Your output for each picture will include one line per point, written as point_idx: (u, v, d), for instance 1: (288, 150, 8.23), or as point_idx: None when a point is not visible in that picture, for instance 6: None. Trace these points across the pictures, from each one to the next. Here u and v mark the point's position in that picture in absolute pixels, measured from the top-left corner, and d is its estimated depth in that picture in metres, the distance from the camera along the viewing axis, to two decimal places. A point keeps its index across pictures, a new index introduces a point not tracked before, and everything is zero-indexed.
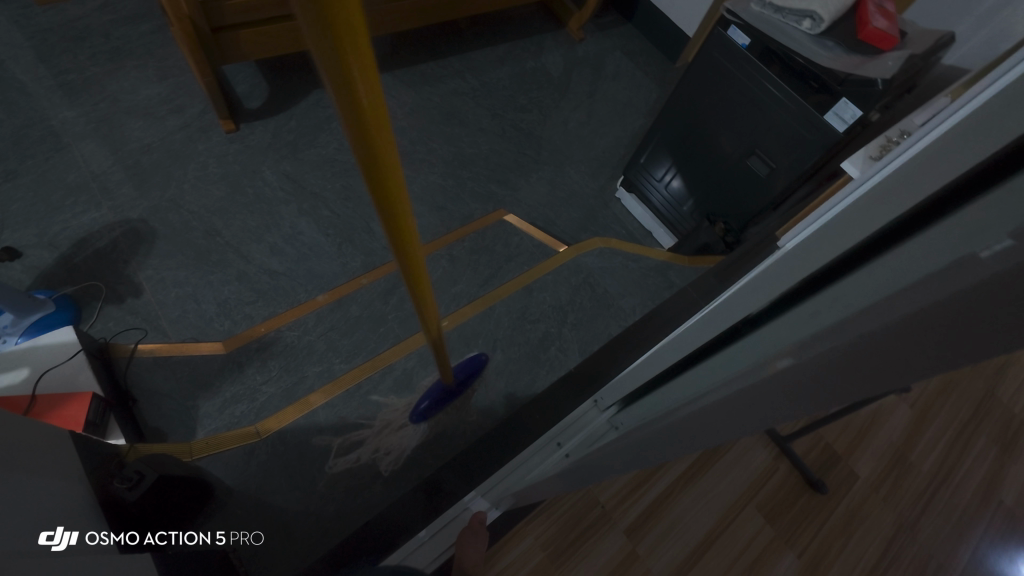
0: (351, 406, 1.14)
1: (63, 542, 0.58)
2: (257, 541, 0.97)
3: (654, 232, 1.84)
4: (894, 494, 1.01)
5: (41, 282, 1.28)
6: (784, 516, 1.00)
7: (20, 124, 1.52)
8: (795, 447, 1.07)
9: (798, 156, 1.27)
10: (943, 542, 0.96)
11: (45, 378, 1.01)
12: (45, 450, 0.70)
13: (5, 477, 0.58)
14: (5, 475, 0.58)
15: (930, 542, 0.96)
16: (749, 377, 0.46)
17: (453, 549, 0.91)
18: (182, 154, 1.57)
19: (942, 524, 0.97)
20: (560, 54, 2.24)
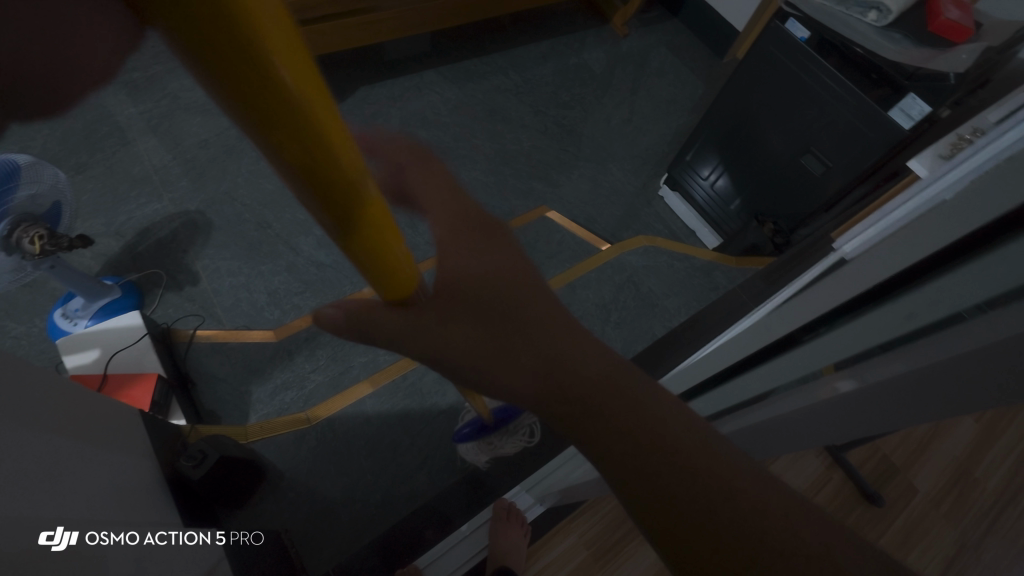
0: (396, 397, 1.17)
1: (59, 545, 0.48)
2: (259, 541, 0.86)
3: (698, 231, 1.80)
4: (956, 511, 0.95)
5: (108, 269, 1.36)
6: None
7: (91, 120, 1.61)
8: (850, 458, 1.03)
9: (855, 155, 1.22)
10: (1011, 563, 0.90)
11: (115, 359, 1.07)
12: (116, 426, 0.73)
13: (75, 453, 0.61)
14: (71, 451, 0.60)
15: (996, 563, 0.90)
16: (807, 397, 0.46)
17: (484, 553, 0.93)
18: (237, 149, 1.63)
19: (1012, 544, 0.91)
20: (603, 49, 2.21)
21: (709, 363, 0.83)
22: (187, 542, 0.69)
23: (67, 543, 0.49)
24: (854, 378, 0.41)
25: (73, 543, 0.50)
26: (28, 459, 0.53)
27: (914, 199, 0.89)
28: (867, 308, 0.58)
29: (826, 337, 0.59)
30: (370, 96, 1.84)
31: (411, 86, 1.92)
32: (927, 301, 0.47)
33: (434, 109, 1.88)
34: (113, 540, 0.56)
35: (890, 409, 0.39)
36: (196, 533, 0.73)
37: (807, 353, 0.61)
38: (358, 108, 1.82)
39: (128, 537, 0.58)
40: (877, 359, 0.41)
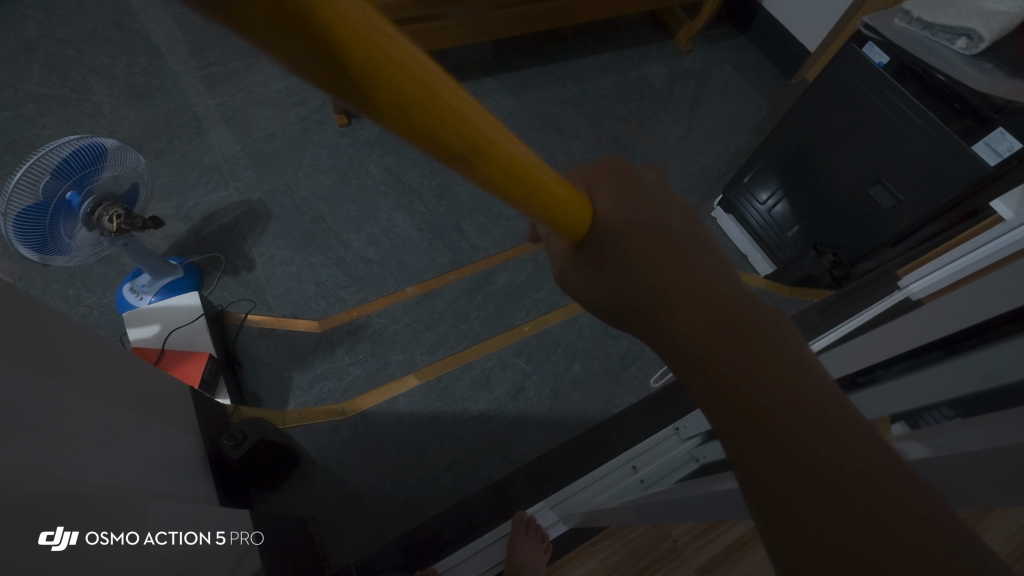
0: (429, 398, 1.16)
1: (58, 545, 0.43)
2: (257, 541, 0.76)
3: (750, 256, 1.74)
4: None
5: (174, 249, 1.45)
6: None
7: (172, 109, 1.73)
8: None
9: (929, 190, 1.14)
10: None
11: (173, 335, 1.14)
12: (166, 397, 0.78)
13: (127, 424, 0.64)
14: (123, 418, 0.64)
15: None
16: None
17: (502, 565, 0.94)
18: (300, 144, 1.70)
19: None
20: (665, 64, 2.17)
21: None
22: (187, 543, 0.58)
23: (68, 543, 0.44)
24: (927, 446, 0.37)
25: (73, 543, 0.45)
26: (76, 424, 0.55)
27: (995, 245, 0.84)
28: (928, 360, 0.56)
29: (889, 383, 0.59)
30: None
31: (470, 92, 1.95)
32: (1005, 364, 0.46)
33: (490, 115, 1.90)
34: (113, 541, 0.49)
35: (963, 488, 0.35)
36: (196, 532, 0.62)
37: (873, 398, 0.61)
38: None
39: (129, 537, 0.50)
40: (946, 425, 0.38)
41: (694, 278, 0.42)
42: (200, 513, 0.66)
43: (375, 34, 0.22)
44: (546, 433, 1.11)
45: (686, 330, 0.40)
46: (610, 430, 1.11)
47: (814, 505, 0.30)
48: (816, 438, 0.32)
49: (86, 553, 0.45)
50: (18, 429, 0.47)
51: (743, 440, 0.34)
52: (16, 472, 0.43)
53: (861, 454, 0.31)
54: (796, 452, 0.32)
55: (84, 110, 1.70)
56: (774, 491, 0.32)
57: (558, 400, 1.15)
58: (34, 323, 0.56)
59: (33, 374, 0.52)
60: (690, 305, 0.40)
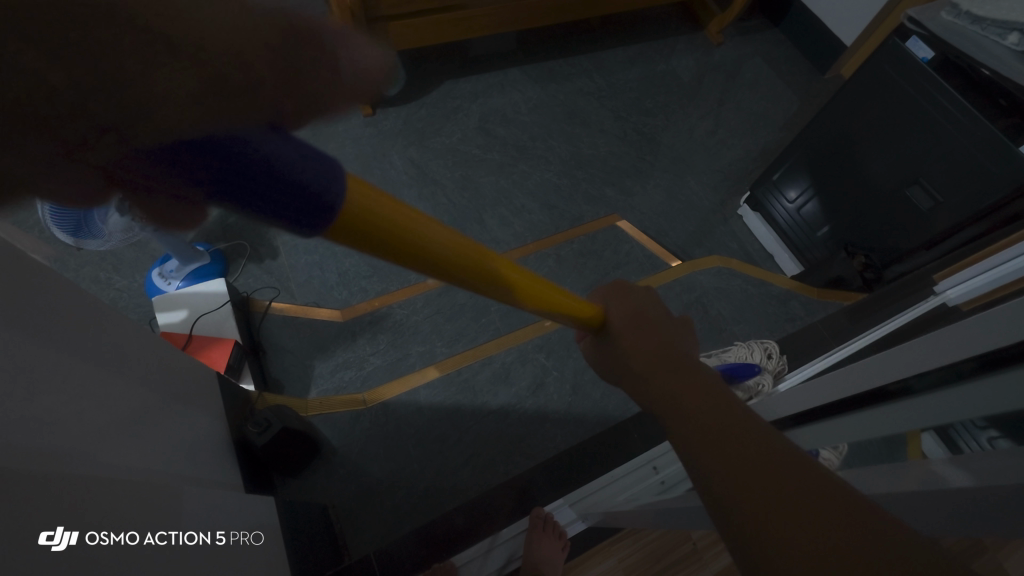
0: (449, 390, 1.16)
1: (58, 546, 0.40)
2: (257, 542, 0.69)
3: (776, 256, 1.70)
4: None
5: (201, 235, 1.47)
6: None
7: None
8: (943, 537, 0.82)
9: (971, 193, 1.10)
10: None
11: (200, 321, 1.16)
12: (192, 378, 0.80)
13: (156, 408, 0.65)
14: (152, 402, 0.65)
15: None
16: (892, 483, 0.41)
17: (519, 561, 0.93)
18: (326, 133, 1.73)
19: None
20: (694, 57, 2.12)
21: (792, 402, 0.82)
22: (187, 543, 0.54)
23: (67, 543, 0.41)
24: (970, 473, 0.35)
25: (73, 543, 0.41)
26: (106, 408, 0.56)
27: None
28: (943, 384, 0.55)
29: (920, 398, 0.56)
30: (454, 90, 1.88)
31: (495, 83, 1.93)
32: None
33: (514, 107, 1.88)
34: (113, 541, 0.45)
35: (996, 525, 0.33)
36: (195, 532, 0.56)
37: (893, 417, 0.60)
38: (440, 102, 1.85)
39: (129, 537, 0.46)
40: (994, 454, 0.36)
41: (673, 351, 0.51)
42: (224, 500, 0.67)
43: (396, 216, 0.30)
44: (565, 430, 1.10)
45: (666, 378, 0.48)
46: (631, 429, 1.09)
47: (761, 490, 0.35)
48: (762, 448, 0.38)
49: (86, 554, 0.42)
50: (35, 416, 0.46)
51: (701, 448, 0.40)
52: (32, 460, 0.43)
53: (794, 456, 0.37)
54: (742, 455, 0.38)
55: None
56: (724, 482, 0.37)
57: (578, 397, 1.15)
58: (65, 306, 0.56)
59: (65, 359, 0.53)
60: (669, 362, 0.49)
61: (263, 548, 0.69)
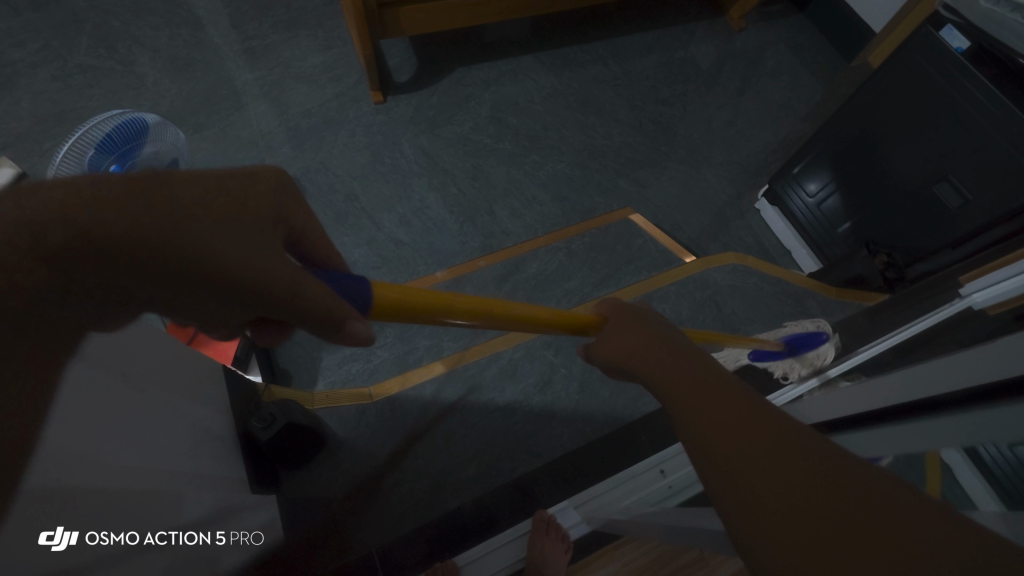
0: (455, 386, 1.14)
1: (57, 546, 0.43)
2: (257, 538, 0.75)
3: (794, 253, 1.65)
4: None
5: None
6: None
7: (212, 84, 1.76)
8: None
9: (1003, 191, 1.05)
10: None
11: None
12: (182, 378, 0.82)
13: (159, 403, 0.65)
14: (154, 397, 0.65)
15: None
16: None
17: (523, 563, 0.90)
18: (336, 121, 1.72)
19: None
20: (715, 43, 2.06)
21: (812, 412, 0.80)
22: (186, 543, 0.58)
23: (67, 544, 0.44)
24: None
25: (73, 544, 0.45)
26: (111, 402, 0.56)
27: None
28: (961, 409, 0.55)
29: (969, 416, 0.53)
30: (466, 77, 1.85)
31: (508, 70, 1.89)
32: None
33: (527, 95, 1.84)
34: (113, 541, 0.49)
35: None
36: (197, 531, 0.61)
37: (913, 436, 0.59)
38: (452, 89, 1.82)
39: (128, 537, 0.50)
40: None
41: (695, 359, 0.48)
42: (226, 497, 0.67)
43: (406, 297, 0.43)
44: (571, 429, 1.09)
45: (690, 388, 0.44)
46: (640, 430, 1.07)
47: (804, 509, 0.31)
48: (802, 458, 0.34)
49: (85, 553, 0.46)
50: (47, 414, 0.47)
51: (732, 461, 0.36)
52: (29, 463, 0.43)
53: (825, 452, 0.34)
54: (778, 467, 0.34)
55: (128, 83, 1.75)
56: (760, 499, 0.33)
57: (586, 396, 1.13)
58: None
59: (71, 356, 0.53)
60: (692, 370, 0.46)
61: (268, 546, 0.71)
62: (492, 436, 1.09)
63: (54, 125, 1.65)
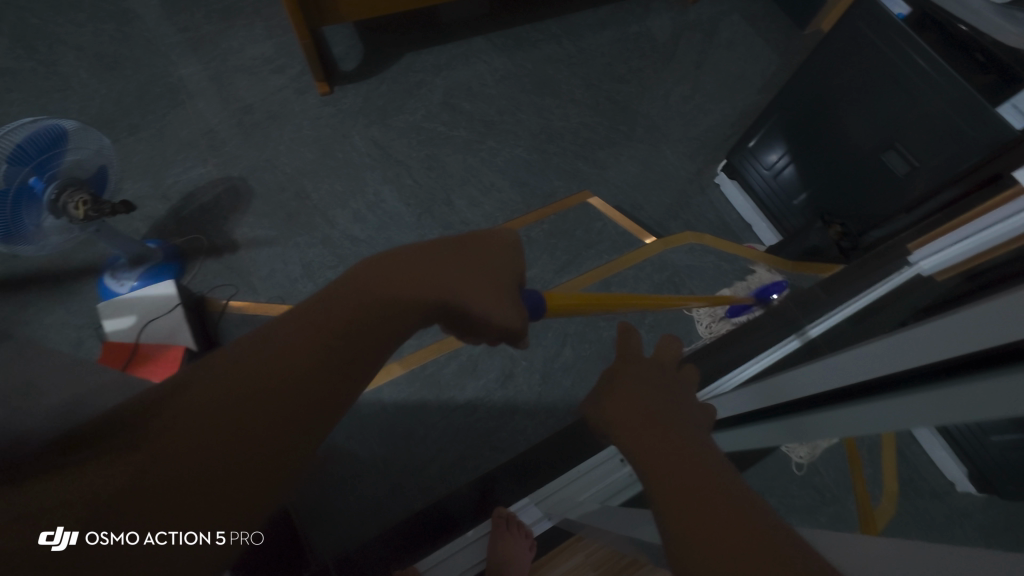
0: (416, 385, 1.12)
1: (59, 546, 0.30)
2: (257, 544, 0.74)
3: (755, 226, 1.65)
4: None
5: (154, 231, 1.43)
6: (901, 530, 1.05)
7: (145, 81, 1.66)
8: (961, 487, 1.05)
9: (948, 157, 1.05)
10: None
11: (148, 329, 1.10)
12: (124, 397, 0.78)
13: None
14: None
15: None
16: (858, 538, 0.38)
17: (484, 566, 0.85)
18: (281, 116, 1.64)
19: None
20: (669, 16, 2.02)
21: (779, 390, 0.78)
22: None
23: (69, 543, 0.30)
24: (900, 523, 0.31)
25: (75, 544, 0.30)
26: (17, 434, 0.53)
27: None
28: (953, 379, 0.52)
29: (916, 398, 0.55)
30: (416, 63, 1.78)
31: (459, 53, 1.82)
32: None
33: (480, 78, 1.78)
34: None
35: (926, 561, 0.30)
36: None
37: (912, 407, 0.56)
38: (402, 76, 1.75)
39: None
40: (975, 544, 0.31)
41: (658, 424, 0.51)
42: None
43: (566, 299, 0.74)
44: (536, 421, 1.08)
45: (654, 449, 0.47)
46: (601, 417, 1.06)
47: (749, 554, 0.33)
48: (744, 516, 0.36)
49: None
50: None
51: (685, 521, 0.38)
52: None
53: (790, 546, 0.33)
54: (724, 526, 0.36)
55: (53, 84, 1.64)
56: (707, 559, 0.35)
57: (549, 386, 1.12)
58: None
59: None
60: (658, 433, 0.49)
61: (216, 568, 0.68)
62: (456, 435, 1.07)
63: None
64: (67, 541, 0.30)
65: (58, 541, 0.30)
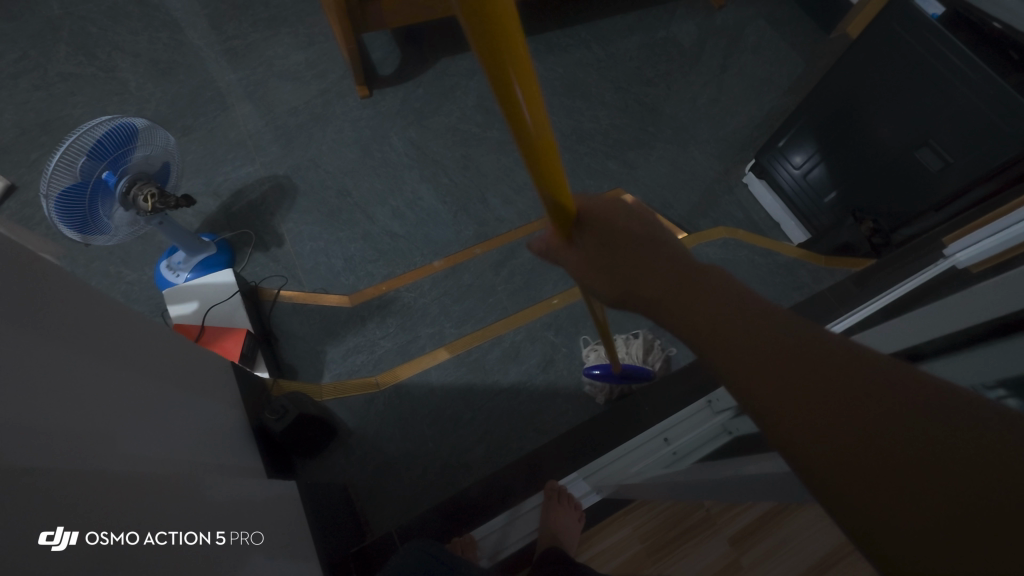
0: (461, 370, 1.18)
1: (59, 545, 0.40)
2: (256, 541, 0.65)
3: (783, 224, 1.68)
4: None
5: (207, 226, 1.51)
6: None
7: (196, 85, 1.75)
8: None
9: (982, 152, 1.07)
10: None
11: (211, 312, 1.17)
12: (199, 363, 0.78)
13: (164, 403, 0.65)
14: (159, 399, 0.64)
15: None
16: None
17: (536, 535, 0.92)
18: (323, 118, 1.72)
19: None
20: (695, 22, 2.06)
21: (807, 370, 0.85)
22: (188, 544, 0.53)
23: (67, 543, 0.41)
24: None
25: (73, 543, 0.41)
26: (111, 390, 0.56)
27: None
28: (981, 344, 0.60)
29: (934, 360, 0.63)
30: (451, 67, 1.84)
31: None
32: None
33: None
34: (113, 541, 0.45)
35: None
36: (197, 531, 0.55)
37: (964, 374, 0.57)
38: (438, 80, 1.82)
39: (129, 537, 0.46)
40: None
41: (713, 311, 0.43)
42: (240, 500, 0.67)
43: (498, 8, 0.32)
44: (576, 405, 1.12)
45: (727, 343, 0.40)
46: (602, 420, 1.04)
47: (830, 399, 0.34)
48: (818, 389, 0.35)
49: (86, 554, 0.42)
50: (43, 401, 0.47)
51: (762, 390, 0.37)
52: (25, 440, 0.43)
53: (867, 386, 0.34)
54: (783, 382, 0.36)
55: (112, 89, 1.74)
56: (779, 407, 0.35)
57: None
58: (61, 288, 0.56)
59: (65, 347, 0.53)
60: (728, 327, 0.41)
61: (281, 534, 0.72)
62: (500, 419, 1.11)
63: (41, 134, 1.64)
64: (67, 541, 0.41)
65: (57, 541, 0.40)
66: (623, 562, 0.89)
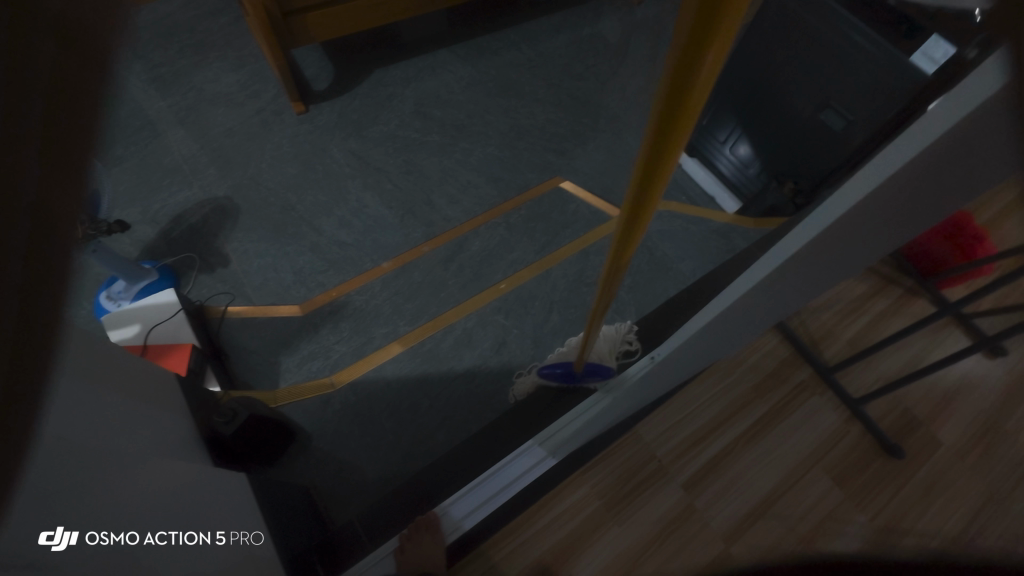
0: (417, 361, 1.19)
1: (59, 545, 0.44)
2: (256, 543, 0.75)
3: (717, 197, 1.68)
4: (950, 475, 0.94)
5: (146, 253, 1.47)
6: (870, 468, 0.94)
7: (125, 115, 1.72)
8: (903, 398, 1.01)
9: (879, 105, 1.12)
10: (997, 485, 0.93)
11: (154, 332, 1.15)
12: (148, 379, 0.78)
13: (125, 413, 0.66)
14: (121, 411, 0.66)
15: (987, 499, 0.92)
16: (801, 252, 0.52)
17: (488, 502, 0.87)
18: (260, 136, 1.72)
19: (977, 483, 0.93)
20: (619, 15, 2.14)
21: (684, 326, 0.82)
22: (188, 543, 0.59)
23: (68, 543, 0.45)
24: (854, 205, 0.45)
25: (73, 542, 0.46)
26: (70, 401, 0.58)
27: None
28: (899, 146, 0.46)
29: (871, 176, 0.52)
30: (385, 77, 1.87)
31: (424, 66, 1.91)
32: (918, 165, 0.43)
33: (447, 87, 1.86)
34: (113, 540, 0.50)
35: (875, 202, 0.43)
36: (197, 532, 0.62)
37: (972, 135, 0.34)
38: (373, 91, 1.84)
39: (128, 535, 0.52)
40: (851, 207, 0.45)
41: None
42: (221, 504, 0.71)
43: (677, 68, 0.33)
44: None
45: None
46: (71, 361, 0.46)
47: None
48: None
49: (87, 553, 0.47)
50: None
51: None
52: None
53: None
54: None
55: None
56: None
57: (538, 350, 1.21)
58: None
59: None
60: None
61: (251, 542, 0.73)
62: (459, 405, 1.13)
63: None
64: (68, 541, 0.45)
65: (59, 540, 0.44)
66: (582, 523, 0.90)
